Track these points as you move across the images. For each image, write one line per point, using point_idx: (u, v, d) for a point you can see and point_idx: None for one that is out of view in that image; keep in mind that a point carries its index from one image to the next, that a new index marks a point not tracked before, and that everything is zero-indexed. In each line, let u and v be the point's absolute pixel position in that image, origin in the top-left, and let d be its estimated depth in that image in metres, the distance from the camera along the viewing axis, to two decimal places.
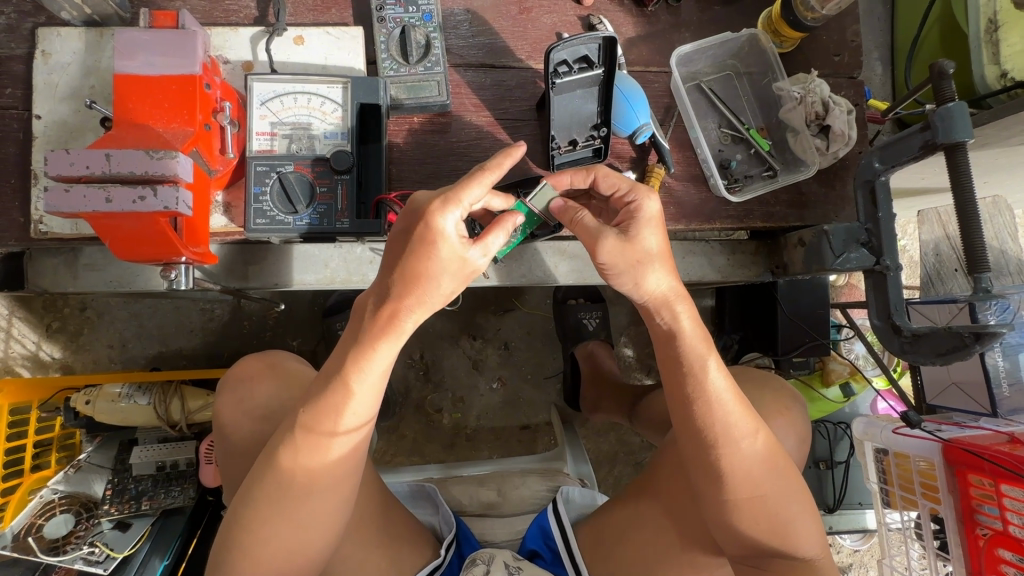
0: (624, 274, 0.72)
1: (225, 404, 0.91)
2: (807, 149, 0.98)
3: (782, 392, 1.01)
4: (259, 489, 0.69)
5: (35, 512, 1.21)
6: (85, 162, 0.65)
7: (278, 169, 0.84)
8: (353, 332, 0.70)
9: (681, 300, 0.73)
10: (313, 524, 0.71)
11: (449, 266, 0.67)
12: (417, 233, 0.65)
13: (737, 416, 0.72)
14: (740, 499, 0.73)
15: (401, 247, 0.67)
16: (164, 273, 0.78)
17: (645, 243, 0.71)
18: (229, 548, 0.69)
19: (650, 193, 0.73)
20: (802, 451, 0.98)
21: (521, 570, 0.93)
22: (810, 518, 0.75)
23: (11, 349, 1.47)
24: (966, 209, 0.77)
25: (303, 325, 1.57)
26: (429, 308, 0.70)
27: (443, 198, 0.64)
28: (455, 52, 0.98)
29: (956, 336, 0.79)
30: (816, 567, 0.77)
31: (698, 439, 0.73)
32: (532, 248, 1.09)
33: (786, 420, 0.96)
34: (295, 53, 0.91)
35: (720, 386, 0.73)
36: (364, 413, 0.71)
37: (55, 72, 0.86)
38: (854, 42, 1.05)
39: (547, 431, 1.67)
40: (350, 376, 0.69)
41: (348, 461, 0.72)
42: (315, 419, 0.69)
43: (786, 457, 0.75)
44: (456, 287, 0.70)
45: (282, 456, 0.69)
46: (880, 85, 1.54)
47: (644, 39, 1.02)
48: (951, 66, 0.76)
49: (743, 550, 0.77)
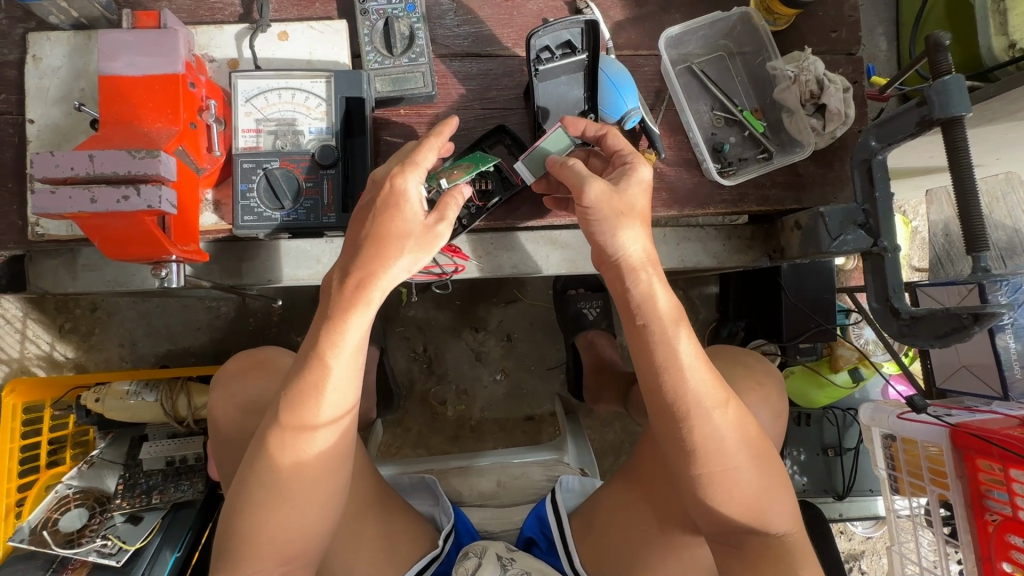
0: (604, 221, 0.73)
1: (216, 398, 0.93)
2: (802, 129, 0.96)
3: (756, 368, 1.01)
4: (252, 476, 0.69)
5: (51, 506, 1.25)
6: (69, 163, 0.66)
7: (264, 166, 0.85)
8: (324, 312, 0.71)
9: (649, 265, 0.73)
10: (308, 508, 0.71)
11: (410, 228, 0.72)
12: (386, 196, 0.72)
13: (706, 387, 0.71)
14: (712, 474, 0.71)
15: (371, 219, 0.72)
16: (155, 272, 0.79)
17: (632, 198, 0.75)
18: (233, 531, 0.69)
19: (646, 162, 0.79)
20: (777, 425, 0.96)
21: (514, 562, 0.93)
22: (782, 492, 0.74)
23: (27, 349, 1.52)
24: (964, 185, 0.74)
25: (306, 321, 1.58)
26: (398, 275, 0.72)
27: (404, 164, 0.73)
28: (440, 43, 0.97)
29: (955, 317, 0.75)
30: (792, 544, 0.75)
31: (668, 414, 0.71)
32: (513, 237, 1.08)
33: (759, 395, 0.95)
34: (279, 48, 0.91)
35: (692, 355, 0.71)
36: (347, 392, 0.71)
37: (46, 76, 0.87)
38: (851, 18, 1.02)
39: (551, 422, 1.68)
40: (326, 354, 0.69)
41: (337, 439, 0.72)
42: (298, 403, 0.69)
43: (755, 430, 0.74)
44: (421, 256, 0.73)
45: (271, 441, 0.69)
46: (885, 61, 1.49)
47: (633, 22, 1.00)
48: (948, 37, 0.73)
49: (715, 526, 0.76)
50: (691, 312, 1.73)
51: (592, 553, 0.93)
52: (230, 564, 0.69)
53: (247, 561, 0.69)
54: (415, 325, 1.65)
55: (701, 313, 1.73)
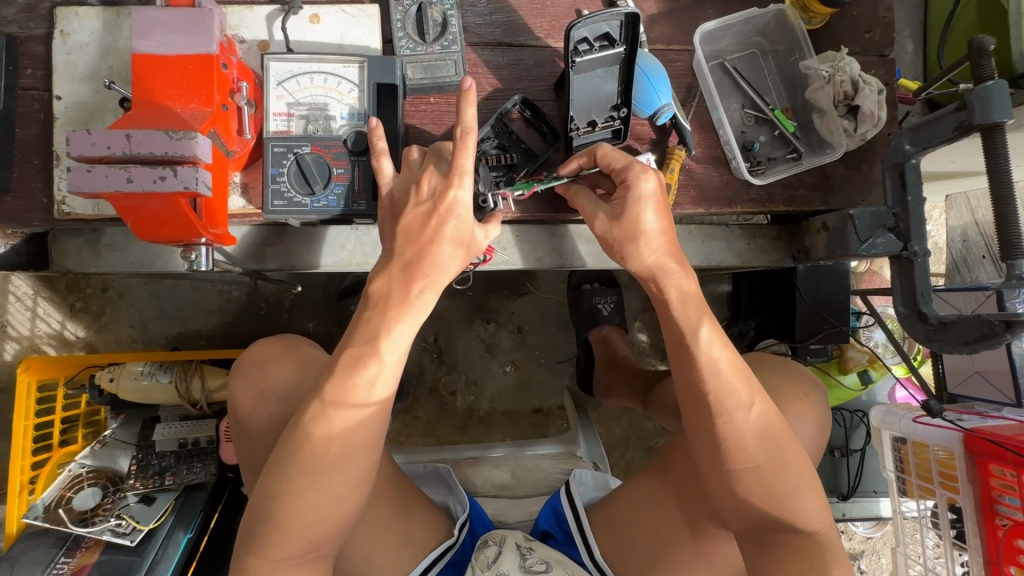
0: (619, 245, 0.79)
1: (242, 387, 0.93)
2: (835, 130, 0.95)
3: (802, 379, 0.99)
4: (290, 463, 0.69)
5: (65, 484, 1.26)
6: (106, 142, 0.66)
7: (295, 150, 0.84)
8: (377, 304, 0.74)
9: (674, 259, 0.77)
10: (345, 492, 0.72)
11: (450, 237, 0.75)
12: (434, 208, 0.75)
13: (732, 385, 0.72)
14: (735, 469, 0.72)
15: (416, 225, 0.75)
16: (184, 254, 0.79)
17: (639, 218, 0.77)
18: (265, 513, 0.69)
19: (645, 172, 0.77)
20: (819, 438, 0.96)
21: (532, 551, 0.95)
22: (812, 493, 0.74)
23: (38, 327, 1.51)
24: (1002, 192, 0.74)
25: (318, 307, 1.58)
26: (444, 280, 0.76)
27: (455, 172, 0.75)
28: (471, 30, 0.96)
29: (985, 324, 0.76)
30: (818, 539, 0.75)
31: (699, 407, 0.73)
32: (563, 230, 1.08)
33: (804, 407, 0.94)
34: (310, 31, 0.89)
35: (724, 359, 0.73)
36: (392, 381, 0.73)
37: (74, 52, 0.86)
38: (886, 18, 1.01)
39: (560, 414, 1.68)
40: (379, 344, 0.72)
41: (379, 427, 0.74)
42: (345, 388, 0.70)
43: (787, 431, 0.74)
44: (459, 260, 0.77)
45: (311, 426, 0.70)
46: (910, 64, 1.48)
47: (666, 16, 0.99)
48: (992, 42, 0.73)
49: (745, 523, 0.76)
50: None
51: (616, 553, 0.93)
52: (262, 545, 0.70)
53: (279, 545, 0.70)
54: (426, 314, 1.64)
55: (713, 311, 1.74)
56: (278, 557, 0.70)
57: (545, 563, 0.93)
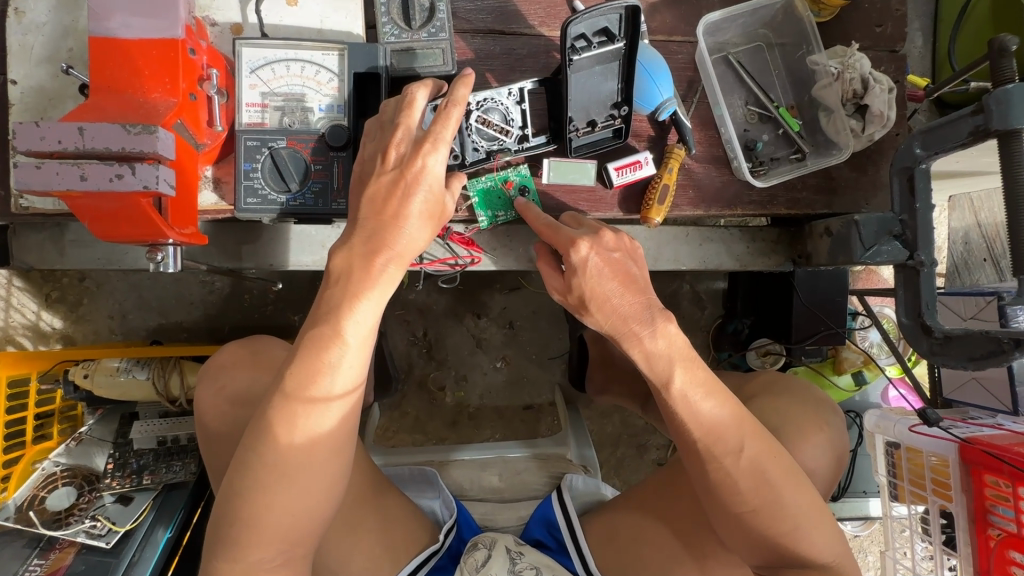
0: (568, 305, 0.75)
1: (207, 393, 0.90)
2: (841, 130, 0.91)
3: (821, 404, 0.97)
4: (253, 456, 0.65)
5: (38, 484, 1.20)
6: (57, 135, 0.60)
7: (269, 144, 0.79)
8: (337, 284, 0.68)
9: (638, 319, 0.68)
10: (315, 489, 0.68)
11: (416, 207, 0.69)
12: (405, 174, 0.68)
13: (725, 427, 0.71)
14: (734, 512, 0.72)
15: (381, 196, 0.69)
16: (150, 254, 0.74)
17: (577, 290, 0.71)
18: (232, 517, 0.65)
19: (575, 246, 0.70)
20: (835, 470, 0.93)
21: (522, 556, 0.93)
22: (818, 526, 0.73)
23: (11, 318, 1.44)
24: (1016, 202, 0.70)
25: (303, 300, 1.53)
26: (410, 254, 0.70)
27: (431, 139, 0.68)
28: (461, 16, 0.90)
29: (994, 341, 0.74)
30: (835, 570, 0.76)
31: (692, 454, 0.72)
32: None
33: (823, 436, 0.92)
34: (287, 15, 0.83)
35: (709, 409, 0.71)
36: (359, 363, 0.68)
37: (30, 32, 0.80)
38: (899, 12, 0.96)
39: (551, 412, 1.66)
40: (342, 325, 0.67)
41: (349, 416, 0.70)
42: (309, 375, 0.66)
43: (784, 463, 0.73)
44: (426, 229, 0.71)
45: (274, 418, 0.66)
46: (919, 58, 1.43)
47: (668, 5, 0.93)
48: (1014, 42, 0.69)
49: (754, 551, 0.75)
50: (697, 308, 1.69)
51: (609, 564, 0.92)
52: (230, 552, 0.66)
53: (251, 548, 0.66)
54: (415, 308, 1.60)
55: (709, 308, 1.70)
56: (252, 561, 0.66)
57: (534, 570, 0.90)
